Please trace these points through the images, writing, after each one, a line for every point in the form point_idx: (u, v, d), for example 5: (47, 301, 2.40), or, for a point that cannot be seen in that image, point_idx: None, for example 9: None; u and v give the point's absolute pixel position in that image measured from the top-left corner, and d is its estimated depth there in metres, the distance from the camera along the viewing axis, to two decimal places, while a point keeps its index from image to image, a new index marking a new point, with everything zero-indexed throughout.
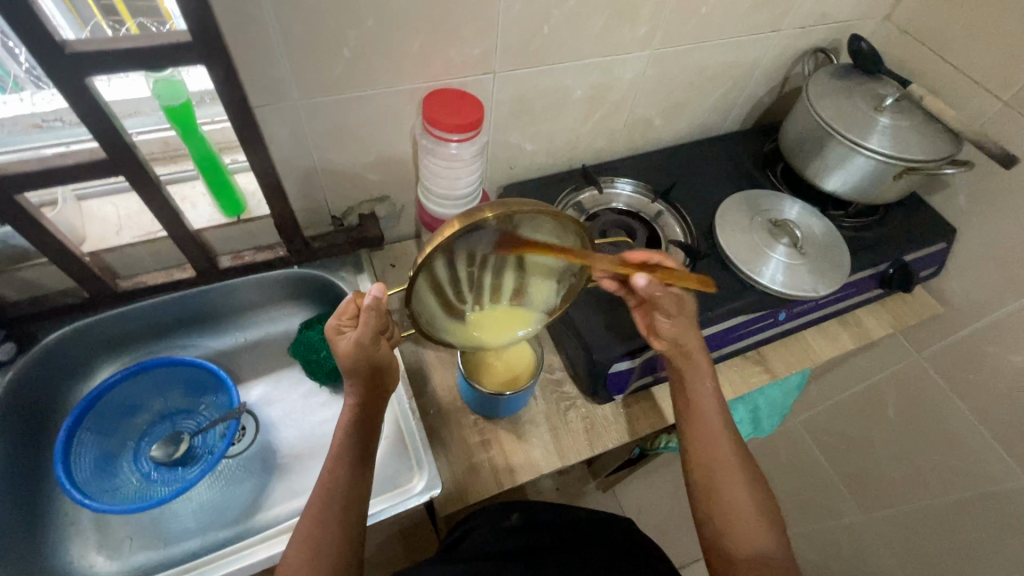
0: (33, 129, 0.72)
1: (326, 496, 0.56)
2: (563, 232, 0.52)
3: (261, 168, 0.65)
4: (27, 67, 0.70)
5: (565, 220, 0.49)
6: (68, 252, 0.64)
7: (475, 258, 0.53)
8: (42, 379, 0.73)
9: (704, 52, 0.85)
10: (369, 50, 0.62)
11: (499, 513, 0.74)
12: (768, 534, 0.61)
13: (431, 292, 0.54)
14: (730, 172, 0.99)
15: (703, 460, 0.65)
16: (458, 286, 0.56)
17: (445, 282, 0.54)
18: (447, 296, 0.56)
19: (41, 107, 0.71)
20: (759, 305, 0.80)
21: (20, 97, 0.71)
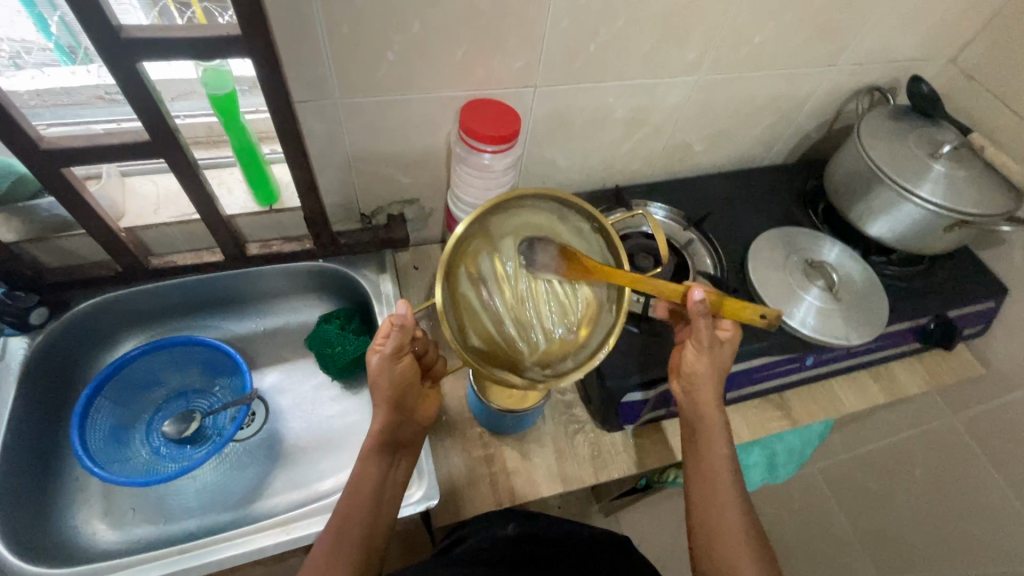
0: (96, 100, 0.75)
1: (341, 522, 0.55)
2: (574, 231, 0.58)
3: (296, 161, 0.66)
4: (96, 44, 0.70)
5: (562, 207, 0.57)
6: (104, 225, 0.65)
7: (509, 295, 0.57)
8: (69, 344, 0.75)
9: (752, 81, 0.83)
10: (412, 56, 0.62)
11: (499, 520, 0.68)
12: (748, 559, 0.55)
13: (473, 329, 0.55)
14: (769, 205, 0.95)
15: (697, 510, 0.59)
16: (503, 330, 0.57)
17: (486, 321, 0.56)
18: (496, 340, 0.56)
19: (106, 81, 0.74)
20: (784, 347, 0.77)
21: (88, 70, 0.73)
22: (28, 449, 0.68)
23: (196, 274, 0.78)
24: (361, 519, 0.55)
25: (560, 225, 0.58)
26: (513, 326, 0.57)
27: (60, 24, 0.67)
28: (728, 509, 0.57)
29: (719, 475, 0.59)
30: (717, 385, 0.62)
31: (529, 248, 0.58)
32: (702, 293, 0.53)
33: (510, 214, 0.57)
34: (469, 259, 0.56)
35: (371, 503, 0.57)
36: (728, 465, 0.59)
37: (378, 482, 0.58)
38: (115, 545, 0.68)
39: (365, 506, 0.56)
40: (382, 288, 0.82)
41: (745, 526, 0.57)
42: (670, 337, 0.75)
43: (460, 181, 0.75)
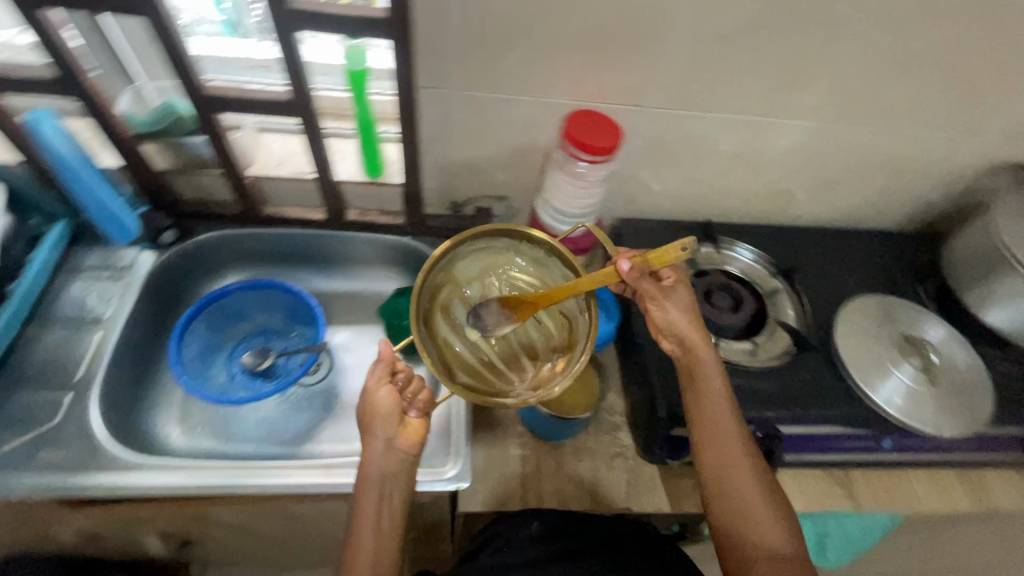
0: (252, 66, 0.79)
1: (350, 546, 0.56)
2: (531, 256, 0.62)
3: (407, 141, 0.71)
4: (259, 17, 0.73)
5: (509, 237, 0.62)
6: (236, 169, 0.74)
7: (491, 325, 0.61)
8: (186, 267, 0.85)
9: (874, 137, 0.78)
10: (531, 59, 0.66)
11: (517, 522, 0.68)
12: (756, 486, 0.58)
13: (466, 372, 0.59)
14: (873, 269, 0.88)
15: (703, 464, 0.60)
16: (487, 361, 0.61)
17: (472, 360, 0.60)
18: (488, 376, 0.59)
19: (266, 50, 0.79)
20: (857, 419, 0.72)
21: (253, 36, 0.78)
22: (136, 348, 0.77)
23: (300, 228, 0.85)
24: (363, 544, 0.56)
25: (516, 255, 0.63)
26: (498, 356, 0.61)
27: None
28: (734, 441, 0.59)
29: (722, 431, 0.60)
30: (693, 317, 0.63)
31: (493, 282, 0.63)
32: (628, 262, 0.51)
33: (462, 254, 0.62)
34: (441, 309, 0.61)
35: (374, 532, 0.56)
36: (725, 401, 0.61)
37: (381, 508, 0.57)
38: (183, 450, 0.76)
39: (368, 530, 0.56)
40: None
41: (752, 456, 0.60)
42: (735, 382, 0.72)
43: (549, 188, 0.78)
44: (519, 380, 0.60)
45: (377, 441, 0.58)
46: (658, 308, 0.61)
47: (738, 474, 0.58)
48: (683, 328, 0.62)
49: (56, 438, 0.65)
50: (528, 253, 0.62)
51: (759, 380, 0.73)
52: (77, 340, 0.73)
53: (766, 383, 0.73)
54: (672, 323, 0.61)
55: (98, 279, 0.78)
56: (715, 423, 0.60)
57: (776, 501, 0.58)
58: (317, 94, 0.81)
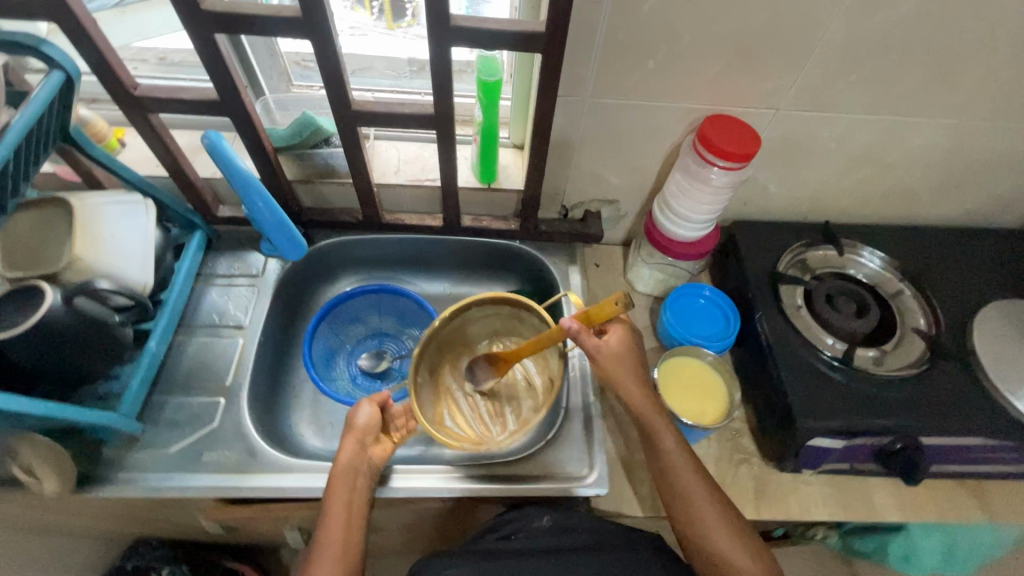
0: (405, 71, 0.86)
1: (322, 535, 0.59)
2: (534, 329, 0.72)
3: (538, 149, 0.71)
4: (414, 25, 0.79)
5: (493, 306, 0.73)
6: (367, 180, 0.76)
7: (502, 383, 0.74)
8: (306, 273, 0.88)
9: (1019, 134, 0.74)
10: (671, 65, 0.65)
11: (533, 514, 0.72)
12: (721, 520, 0.60)
13: (441, 408, 0.72)
14: (1004, 271, 0.84)
15: (674, 503, 0.63)
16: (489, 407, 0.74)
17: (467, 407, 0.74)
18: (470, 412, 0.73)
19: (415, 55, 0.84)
20: (1008, 431, 0.68)
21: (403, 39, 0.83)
22: (272, 353, 0.81)
23: (415, 233, 0.87)
24: (327, 540, 0.59)
25: (517, 323, 0.73)
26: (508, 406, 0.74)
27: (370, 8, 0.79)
28: (694, 479, 0.62)
29: (687, 472, 0.63)
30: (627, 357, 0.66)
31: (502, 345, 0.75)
32: (573, 321, 0.60)
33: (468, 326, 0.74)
34: (450, 364, 0.75)
35: (343, 518, 0.60)
36: (679, 440, 0.64)
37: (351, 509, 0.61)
38: (319, 450, 0.79)
39: (336, 523, 0.60)
40: (570, 279, 0.86)
41: (715, 492, 0.62)
42: (870, 390, 0.71)
43: (672, 196, 0.77)
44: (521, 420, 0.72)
45: (349, 440, 0.65)
46: (601, 353, 0.65)
47: (705, 510, 0.61)
48: (621, 368, 0.65)
49: (219, 440, 0.69)
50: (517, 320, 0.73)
51: (894, 388, 0.71)
52: (221, 345, 0.77)
53: (902, 391, 0.71)
54: (614, 363, 0.65)
55: (234, 286, 0.82)
56: (679, 462, 0.63)
57: (746, 541, 0.59)
58: (457, 100, 0.84)
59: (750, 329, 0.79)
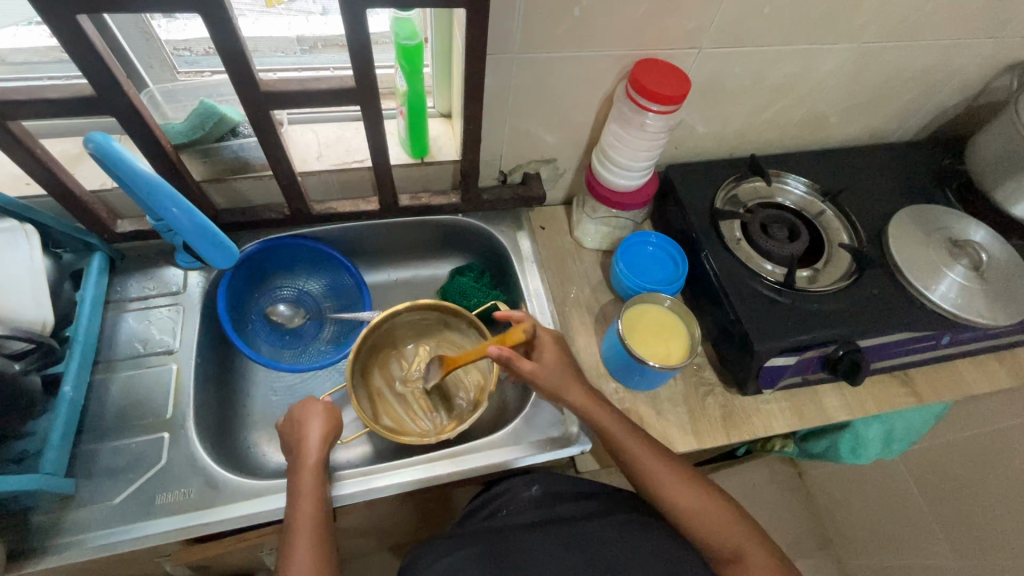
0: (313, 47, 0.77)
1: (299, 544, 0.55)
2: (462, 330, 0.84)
3: (471, 114, 0.67)
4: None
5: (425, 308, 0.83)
6: (289, 169, 0.69)
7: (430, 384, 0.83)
8: (241, 282, 0.79)
9: (910, 52, 0.81)
10: (597, 11, 0.63)
11: (520, 484, 0.75)
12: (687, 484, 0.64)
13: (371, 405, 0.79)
14: (904, 181, 0.93)
15: (653, 498, 0.64)
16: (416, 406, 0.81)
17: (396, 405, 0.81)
18: (398, 410, 0.81)
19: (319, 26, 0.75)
20: (927, 323, 0.76)
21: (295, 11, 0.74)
22: (213, 373, 0.73)
23: (351, 221, 0.81)
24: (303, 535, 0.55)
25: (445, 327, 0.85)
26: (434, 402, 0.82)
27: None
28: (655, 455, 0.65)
29: (660, 461, 0.65)
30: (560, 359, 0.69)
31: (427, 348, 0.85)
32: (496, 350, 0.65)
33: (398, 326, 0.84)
34: (380, 365, 0.83)
35: (317, 516, 0.57)
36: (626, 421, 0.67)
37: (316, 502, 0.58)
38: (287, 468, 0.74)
39: (309, 523, 0.56)
40: (520, 246, 0.86)
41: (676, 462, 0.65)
42: (813, 306, 0.76)
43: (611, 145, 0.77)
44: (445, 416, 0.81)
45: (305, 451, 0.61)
46: (534, 370, 0.67)
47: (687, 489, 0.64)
48: (560, 376, 0.67)
49: (171, 478, 0.62)
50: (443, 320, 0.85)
51: (830, 302, 0.77)
52: (150, 374, 0.68)
53: (839, 303, 0.77)
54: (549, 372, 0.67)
55: (152, 308, 0.73)
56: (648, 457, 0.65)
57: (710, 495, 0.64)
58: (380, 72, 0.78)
59: (698, 268, 0.82)
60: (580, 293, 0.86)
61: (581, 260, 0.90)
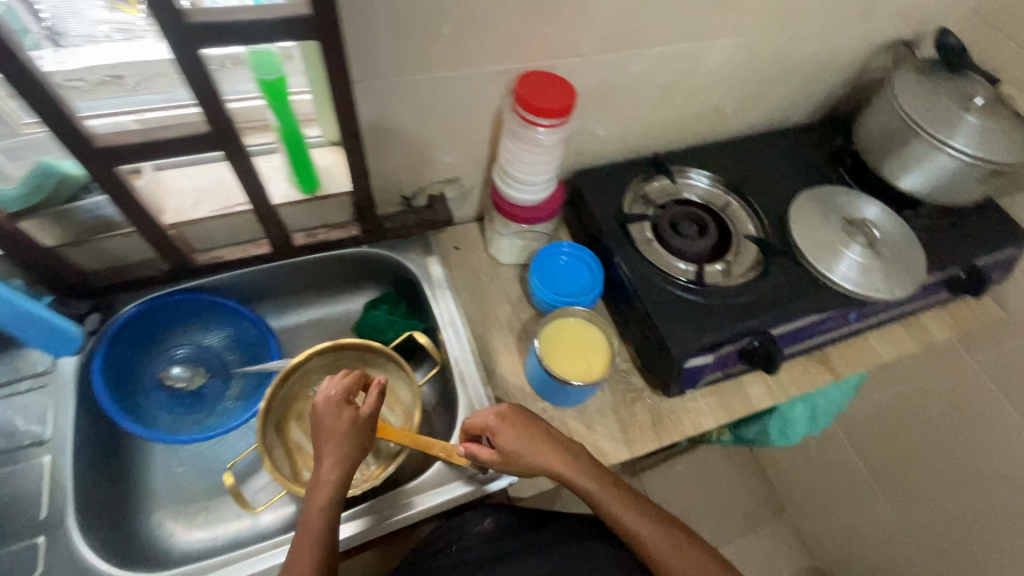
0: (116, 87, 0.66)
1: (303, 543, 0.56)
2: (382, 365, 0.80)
3: (351, 145, 0.63)
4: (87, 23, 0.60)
5: (340, 349, 0.78)
6: (154, 224, 0.62)
7: None
8: (122, 348, 0.71)
9: (790, 41, 0.82)
10: (468, 27, 0.60)
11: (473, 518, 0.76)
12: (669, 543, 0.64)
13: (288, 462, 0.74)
14: (801, 165, 0.96)
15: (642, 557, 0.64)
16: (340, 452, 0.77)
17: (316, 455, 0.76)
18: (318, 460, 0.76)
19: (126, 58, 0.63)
20: (833, 304, 0.79)
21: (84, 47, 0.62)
22: (99, 457, 0.66)
23: (242, 267, 0.75)
24: (303, 535, 0.56)
25: (365, 364, 0.81)
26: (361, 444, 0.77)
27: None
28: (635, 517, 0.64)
29: (643, 524, 0.64)
30: (537, 437, 0.65)
31: None
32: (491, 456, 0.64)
33: (312, 370, 0.78)
34: (295, 416, 0.78)
35: (324, 513, 0.57)
36: (609, 482, 0.66)
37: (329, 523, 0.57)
38: (198, 545, 0.68)
39: (318, 516, 0.57)
40: (433, 273, 0.83)
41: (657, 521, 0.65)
42: (724, 301, 0.76)
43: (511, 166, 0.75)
44: (373, 457, 0.76)
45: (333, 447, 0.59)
46: (500, 458, 0.64)
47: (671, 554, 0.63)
48: (538, 454, 0.64)
49: None
50: (361, 357, 0.80)
51: (741, 294, 0.78)
52: (19, 473, 0.61)
53: (750, 294, 0.78)
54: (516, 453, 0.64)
55: (17, 395, 0.65)
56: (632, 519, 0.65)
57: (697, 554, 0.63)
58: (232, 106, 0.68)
59: (613, 275, 0.81)
60: (500, 312, 0.83)
61: (499, 278, 0.87)
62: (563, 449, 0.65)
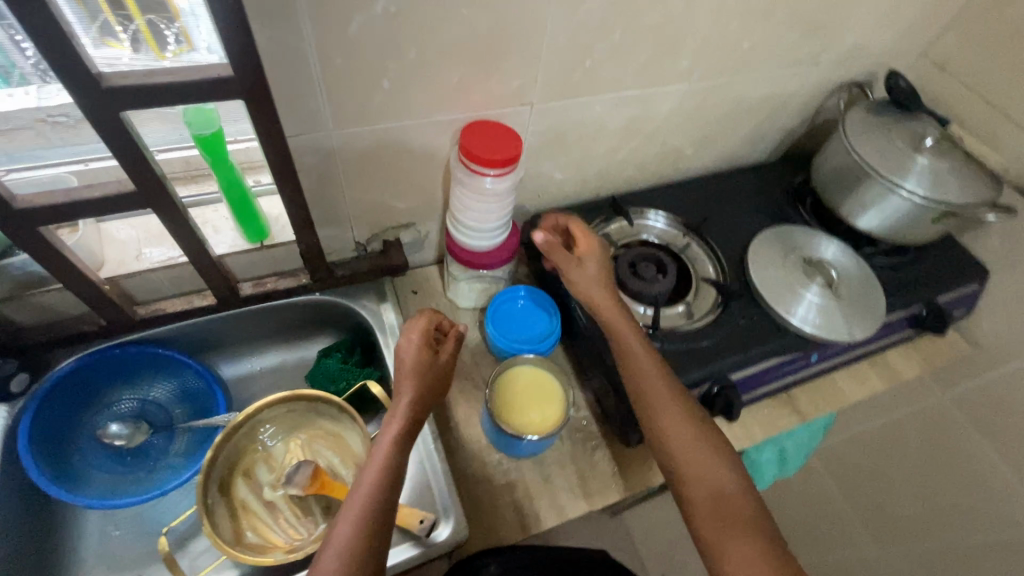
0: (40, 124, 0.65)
1: (375, 474, 0.55)
2: (335, 418, 0.77)
3: (291, 198, 0.62)
4: (33, 61, 0.60)
5: (291, 400, 0.76)
6: (86, 281, 0.60)
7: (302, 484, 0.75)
8: (57, 406, 0.68)
9: (740, 85, 0.83)
10: (408, 81, 0.60)
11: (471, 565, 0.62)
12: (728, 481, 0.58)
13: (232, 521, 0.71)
14: (761, 204, 0.96)
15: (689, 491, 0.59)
16: (289, 510, 0.73)
17: (263, 515, 0.73)
18: (266, 519, 0.72)
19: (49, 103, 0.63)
20: (793, 347, 0.78)
21: (25, 91, 0.62)
22: (21, 526, 0.63)
23: (186, 318, 0.73)
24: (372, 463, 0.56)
25: (318, 416, 0.78)
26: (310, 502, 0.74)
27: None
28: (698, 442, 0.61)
29: (715, 468, 0.59)
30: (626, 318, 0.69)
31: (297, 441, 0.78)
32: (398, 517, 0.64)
33: (262, 423, 0.76)
34: (243, 472, 0.74)
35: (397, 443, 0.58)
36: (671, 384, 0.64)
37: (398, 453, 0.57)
38: None
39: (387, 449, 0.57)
40: (386, 320, 0.80)
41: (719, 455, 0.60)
42: (682, 347, 0.75)
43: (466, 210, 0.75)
44: (323, 516, 0.73)
45: (408, 380, 0.61)
46: (620, 337, 0.67)
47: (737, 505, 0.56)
48: (628, 343, 0.67)
49: None
50: (313, 408, 0.77)
51: (699, 339, 0.76)
52: None
53: (709, 338, 0.77)
54: (590, 278, 0.72)
55: None
56: (702, 460, 0.59)
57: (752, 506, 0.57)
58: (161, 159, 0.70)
59: (571, 320, 0.80)
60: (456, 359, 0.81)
61: (457, 323, 0.86)
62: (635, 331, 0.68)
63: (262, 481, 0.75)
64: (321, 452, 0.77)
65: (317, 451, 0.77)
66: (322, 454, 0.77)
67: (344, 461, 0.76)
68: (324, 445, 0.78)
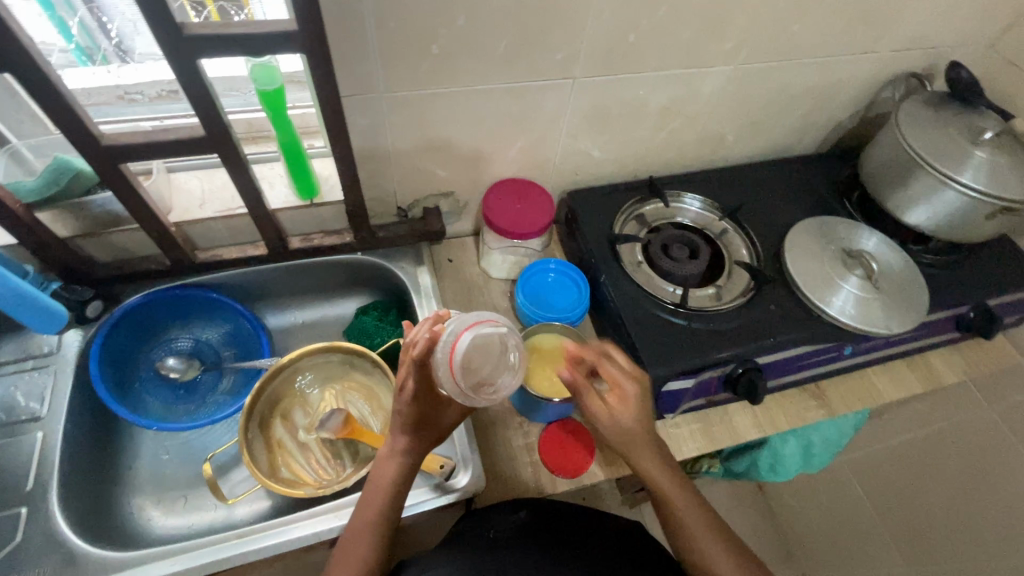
0: (117, 100, 0.75)
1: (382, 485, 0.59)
2: (369, 370, 0.81)
3: (342, 155, 0.66)
4: (115, 41, 0.72)
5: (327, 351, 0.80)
6: (156, 220, 0.67)
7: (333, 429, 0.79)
8: (122, 336, 0.76)
9: (787, 71, 0.82)
10: (455, 49, 0.63)
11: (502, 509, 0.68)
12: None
13: (268, 457, 0.76)
14: (803, 194, 0.95)
15: None
16: (321, 454, 0.78)
17: (296, 455, 0.77)
18: (298, 459, 0.77)
19: (125, 80, 0.73)
20: (825, 337, 0.76)
21: (108, 69, 0.73)
22: (88, 437, 0.70)
23: (239, 265, 0.79)
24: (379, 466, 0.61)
25: (352, 368, 0.82)
26: (341, 449, 0.78)
27: (80, 26, 0.69)
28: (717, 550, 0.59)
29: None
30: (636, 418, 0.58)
31: (332, 389, 0.82)
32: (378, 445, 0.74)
33: (301, 369, 0.80)
34: (280, 415, 0.79)
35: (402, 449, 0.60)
36: (686, 491, 0.61)
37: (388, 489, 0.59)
38: (171, 530, 0.71)
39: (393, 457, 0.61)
40: (420, 281, 0.84)
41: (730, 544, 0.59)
42: (708, 326, 0.75)
43: (442, 361, 0.52)
44: (351, 460, 0.77)
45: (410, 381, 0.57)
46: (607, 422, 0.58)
47: None
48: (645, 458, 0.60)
49: (26, 556, 0.59)
50: (348, 361, 0.81)
51: (727, 320, 0.76)
52: (14, 445, 0.65)
53: (736, 321, 0.76)
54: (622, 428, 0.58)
55: (20, 373, 0.70)
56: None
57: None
58: (233, 118, 0.76)
59: (599, 294, 0.81)
60: None
61: (488, 292, 0.88)
62: (664, 460, 0.61)
63: (297, 425, 0.79)
64: (354, 402, 0.81)
65: (349, 401, 0.82)
66: (354, 404, 0.81)
67: (375, 412, 0.81)
68: (357, 396, 0.82)
